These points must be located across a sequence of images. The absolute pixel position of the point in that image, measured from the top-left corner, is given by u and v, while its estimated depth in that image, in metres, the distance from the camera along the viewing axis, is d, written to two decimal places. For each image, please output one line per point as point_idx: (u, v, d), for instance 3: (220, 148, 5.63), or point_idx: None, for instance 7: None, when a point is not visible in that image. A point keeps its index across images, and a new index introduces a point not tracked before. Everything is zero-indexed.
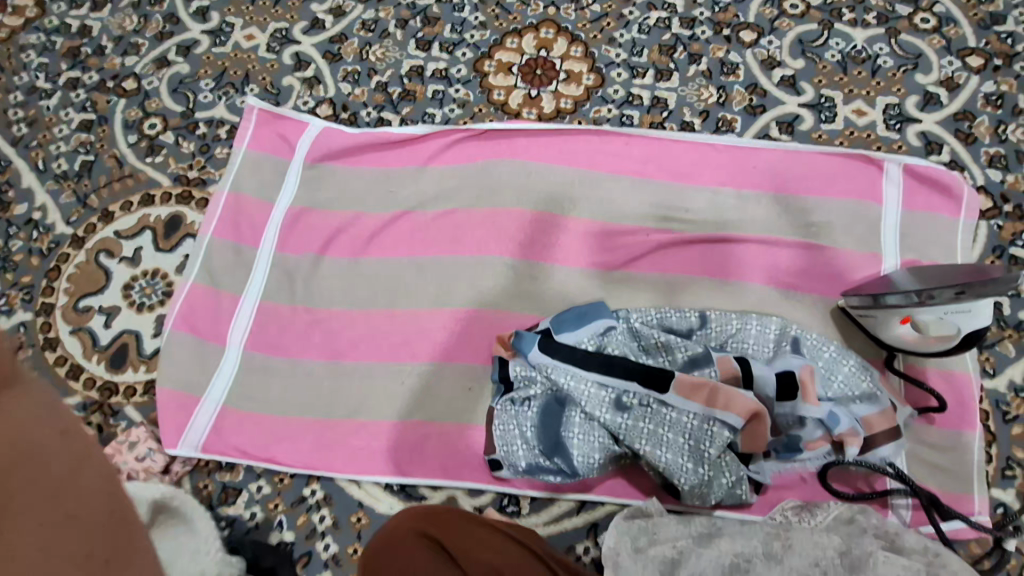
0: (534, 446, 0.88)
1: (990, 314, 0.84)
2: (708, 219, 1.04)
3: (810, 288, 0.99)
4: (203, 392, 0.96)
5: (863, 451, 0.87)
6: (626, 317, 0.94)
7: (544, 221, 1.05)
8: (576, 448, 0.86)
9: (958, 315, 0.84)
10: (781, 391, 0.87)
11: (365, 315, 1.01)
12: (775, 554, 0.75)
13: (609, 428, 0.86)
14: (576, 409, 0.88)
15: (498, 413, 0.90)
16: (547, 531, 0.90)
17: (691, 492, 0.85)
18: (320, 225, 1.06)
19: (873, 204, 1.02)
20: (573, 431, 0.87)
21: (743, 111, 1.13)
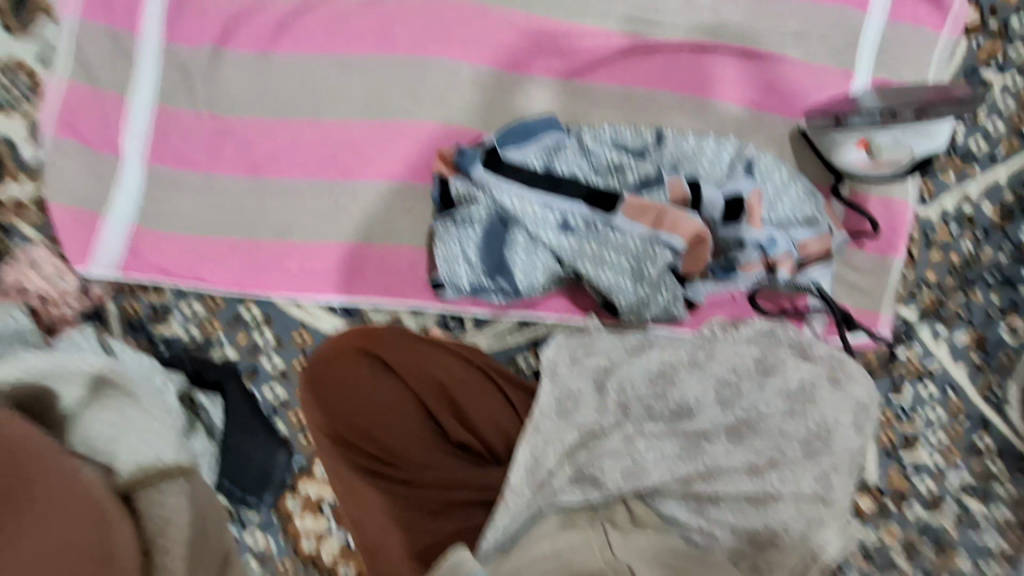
0: (477, 266, 0.85)
1: (944, 138, 0.83)
2: (678, 19, 0.92)
3: (774, 107, 0.93)
4: (107, 208, 0.86)
5: (794, 272, 0.89)
6: (578, 134, 0.87)
7: (492, 16, 0.89)
8: (519, 268, 0.84)
9: (914, 138, 0.82)
10: (727, 213, 0.86)
11: (286, 124, 0.88)
12: (698, 362, 0.82)
13: (554, 249, 0.84)
14: (521, 229, 0.84)
15: (439, 234, 0.85)
16: (491, 346, 0.93)
17: (629, 310, 0.86)
18: (215, 7, 0.87)
19: (857, 11, 0.92)
20: (517, 252, 0.84)
21: None
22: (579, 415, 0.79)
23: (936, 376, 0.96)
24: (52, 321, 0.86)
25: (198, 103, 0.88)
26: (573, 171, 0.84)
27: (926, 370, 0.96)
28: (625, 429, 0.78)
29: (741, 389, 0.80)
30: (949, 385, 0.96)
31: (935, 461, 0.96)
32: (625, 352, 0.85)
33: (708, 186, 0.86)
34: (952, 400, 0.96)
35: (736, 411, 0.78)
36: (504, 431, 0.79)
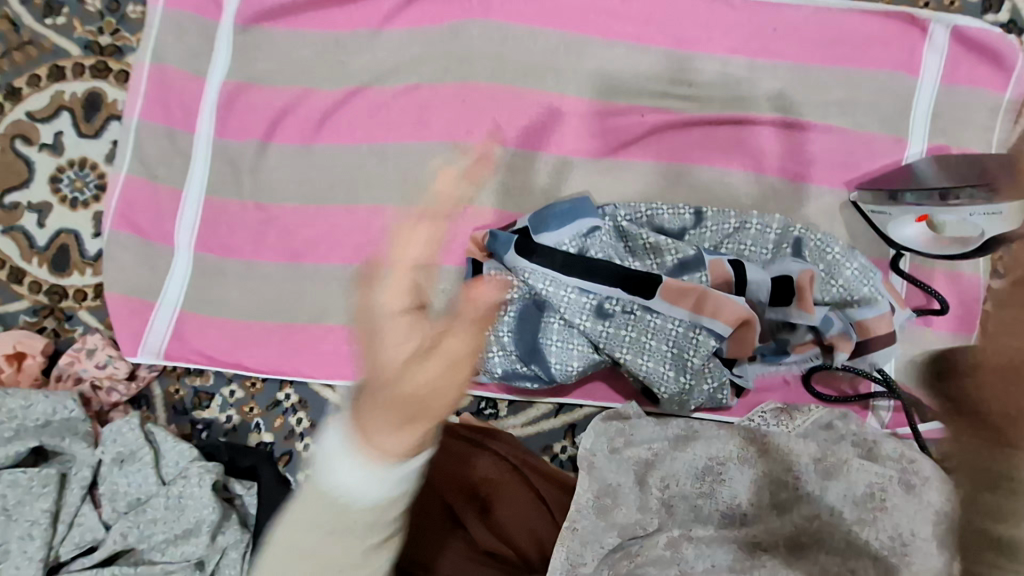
0: (511, 352, 0.83)
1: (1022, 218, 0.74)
2: (714, 94, 0.90)
3: (820, 179, 0.89)
4: (156, 296, 0.89)
5: (852, 356, 0.84)
6: (612, 215, 0.85)
7: (525, 100, 0.90)
8: (553, 354, 0.82)
9: (981, 217, 0.76)
10: (775, 296, 0.81)
11: (324, 211, 0.91)
12: (749, 458, 0.75)
13: (590, 336, 0.81)
14: (555, 315, 0.81)
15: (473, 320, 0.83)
16: (525, 432, 0.90)
17: (671, 398, 0.82)
18: (262, 104, 0.92)
19: (908, 77, 0.88)
20: (552, 338, 0.82)
21: None
22: (620, 513, 0.74)
23: None
24: (102, 407, 0.89)
25: (243, 193, 0.91)
26: (608, 255, 0.82)
27: None
28: (670, 532, 0.72)
29: (799, 491, 0.73)
30: None
31: None
32: (668, 445, 0.79)
33: (753, 266, 0.81)
34: None
35: (795, 517, 0.71)
36: (536, 533, 0.74)
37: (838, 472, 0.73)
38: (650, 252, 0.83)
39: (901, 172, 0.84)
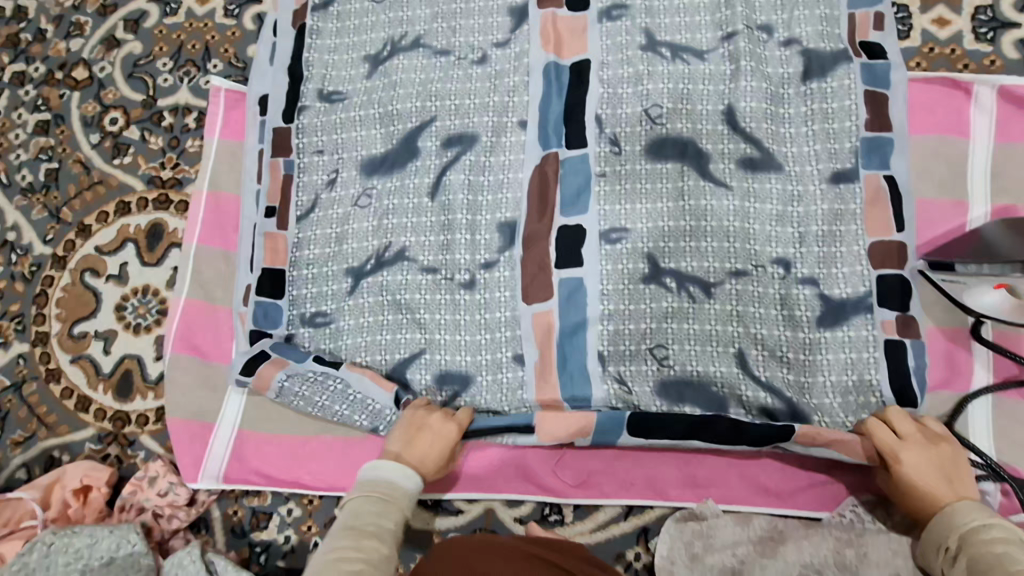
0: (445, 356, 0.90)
1: None
2: (767, 176, 0.87)
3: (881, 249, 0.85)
4: (215, 418, 0.91)
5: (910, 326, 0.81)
6: (432, 359, 0.90)
7: (567, 202, 0.91)
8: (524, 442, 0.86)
9: None
10: (533, 295, 0.89)
11: (370, 329, 0.91)
12: (848, 564, 0.71)
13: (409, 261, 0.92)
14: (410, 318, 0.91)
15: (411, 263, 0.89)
16: (593, 538, 0.86)
17: (494, 320, 0.90)
18: (308, 224, 0.94)
19: (958, 140, 0.85)
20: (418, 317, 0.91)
21: (809, 32, 0.89)
22: None
23: None
24: (164, 536, 0.87)
25: (303, 313, 0.92)
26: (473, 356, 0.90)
27: None
28: None
29: None
30: None
31: None
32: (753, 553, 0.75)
33: (770, 225, 0.87)
34: None
35: None
36: None
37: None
38: (621, 237, 0.89)
39: (896, 249, 0.83)
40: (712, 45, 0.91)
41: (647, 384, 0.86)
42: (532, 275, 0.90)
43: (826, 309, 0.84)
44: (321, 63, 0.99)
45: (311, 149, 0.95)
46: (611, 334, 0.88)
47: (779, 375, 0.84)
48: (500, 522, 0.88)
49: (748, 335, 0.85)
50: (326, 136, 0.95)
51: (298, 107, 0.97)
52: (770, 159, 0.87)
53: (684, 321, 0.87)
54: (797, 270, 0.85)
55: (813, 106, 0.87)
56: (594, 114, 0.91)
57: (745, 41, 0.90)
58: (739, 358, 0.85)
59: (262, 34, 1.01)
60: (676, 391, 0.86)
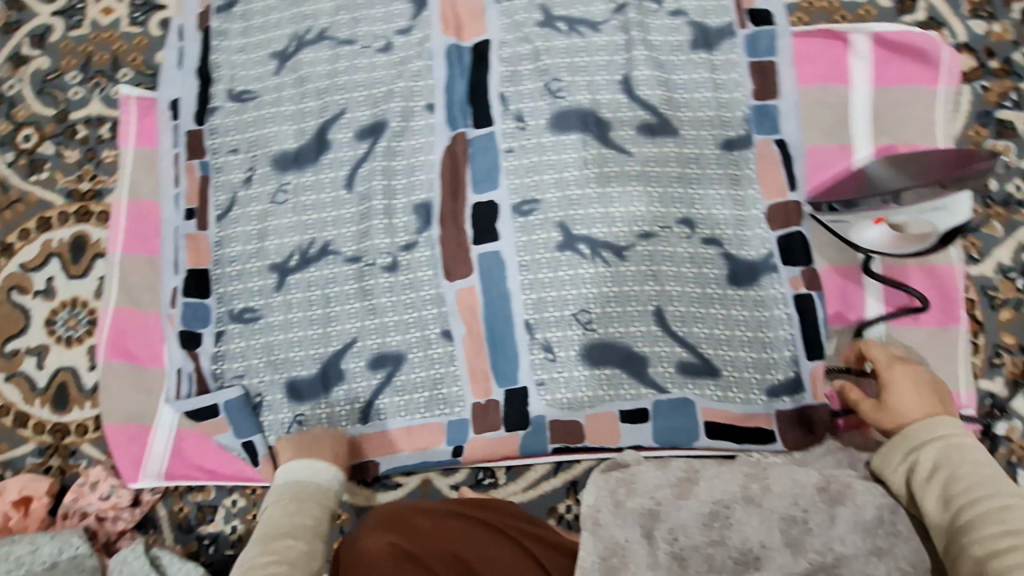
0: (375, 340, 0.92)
1: (966, 209, 0.76)
2: (666, 139, 0.90)
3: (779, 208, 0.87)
4: (152, 419, 0.93)
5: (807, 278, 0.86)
6: (363, 345, 0.92)
7: (478, 179, 0.93)
8: (466, 416, 0.90)
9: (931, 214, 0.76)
10: (453, 271, 0.92)
11: (297, 320, 0.93)
12: (754, 496, 0.74)
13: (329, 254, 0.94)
14: (335, 306, 0.93)
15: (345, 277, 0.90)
16: (527, 497, 0.90)
17: (421, 300, 0.92)
18: (228, 223, 0.95)
19: (841, 87, 0.89)
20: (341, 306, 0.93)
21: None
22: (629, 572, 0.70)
23: None
24: (110, 538, 0.89)
25: (231, 309, 0.94)
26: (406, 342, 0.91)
27: None
28: None
29: (809, 524, 0.70)
30: None
31: None
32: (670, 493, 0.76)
33: (672, 185, 0.89)
34: None
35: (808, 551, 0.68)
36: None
37: (844, 497, 0.72)
38: (533, 208, 0.92)
39: (793, 209, 0.86)
40: (605, 16, 0.93)
41: (572, 348, 0.88)
42: (452, 252, 0.92)
43: (734, 268, 0.87)
44: (229, 64, 1.00)
45: (225, 148, 0.97)
46: (535, 305, 0.90)
47: (696, 331, 0.87)
48: (437, 491, 0.91)
49: (665, 293, 0.88)
50: (239, 135, 0.97)
51: (208, 109, 0.98)
52: (667, 124, 0.90)
53: (601, 284, 0.89)
54: (701, 230, 0.88)
55: (704, 74, 0.90)
56: (497, 93, 0.94)
57: (635, 10, 0.92)
58: (658, 316, 0.88)
59: (167, 39, 1.02)
60: (596, 354, 0.88)
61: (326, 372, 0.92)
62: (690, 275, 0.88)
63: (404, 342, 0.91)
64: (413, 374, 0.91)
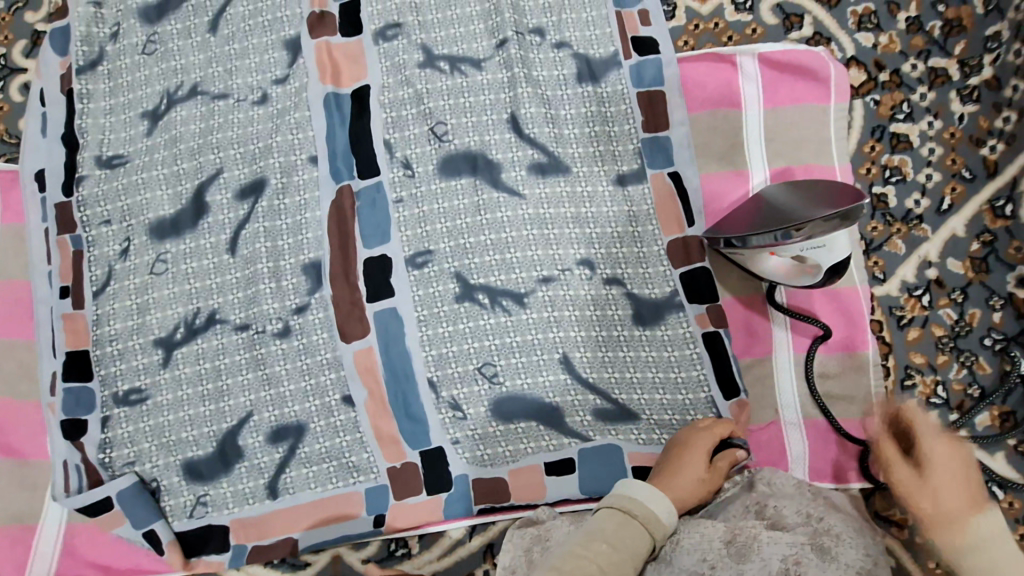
0: (273, 413, 0.86)
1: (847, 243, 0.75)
2: (557, 177, 0.86)
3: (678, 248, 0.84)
4: (38, 518, 0.87)
5: (712, 315, 0.83)
6: (258, 418, 0.86)
7: (367, 233, 0.88)
8: (383, 482, 0.85)
9: (814, 251, 0.74)
10: (347, 333, 0.87)
11: (187, 397, 0.87)
12: (664, 555, 0.70)
13: (217, 323, 0.88)
14: (226, 380, 0.87)
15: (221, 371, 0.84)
16: (442, 564, 0.86)
17: (317, 364, 0.87)
18: (104, 300, 0.90)
19: (734, 111, 0.86)
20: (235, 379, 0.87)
21: (579, 26, 0.89)
22: None
23: None
24: None
25: (115, 392, 0.88)
26: (305, 412, 0.86)
27: None
28: None
29: None
30: (991, 482, 0.79)
31: None
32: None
33: (568, 226, 0.86)
34: (1001, 499, 0.79)
35: None
36: None
37: (751, 551, 0.67)
38: (427, 259, 0.87)
39: (693, 244, 0.84)
40: (488, 53, 0.90)
41: (481, 404, 0.84)
42: (345, 313, 0.87)
43: (638, 307, 0.84)
44: (96, 128, 0.93)
45: (96, 220, 0.91)
46: (438, 363, 0.85)
47: (606, 376, 0.83)
48: (349, 567, 0.86)
49: (569, 339, 0.84)
50: (111, 205, 0.91)
51: (76, 178, 0.92)
52: (558, 162, 0.87)
53: (502, 335, 0.85)
54: (601, 270, 0.85)
55: (591, 109, 0.87)
56: (381, 141, 0.90)
57: (517, 46, 0.89)
58: (565, 364, 0.84)
59: (28, 105, 0.95)
60: (504, 408, 0.84)
61: (222, 452, 0.86)
62: (593, 319, 0.84)
63: (301, 412, 0.86)
64: (315, 446, 0.86)
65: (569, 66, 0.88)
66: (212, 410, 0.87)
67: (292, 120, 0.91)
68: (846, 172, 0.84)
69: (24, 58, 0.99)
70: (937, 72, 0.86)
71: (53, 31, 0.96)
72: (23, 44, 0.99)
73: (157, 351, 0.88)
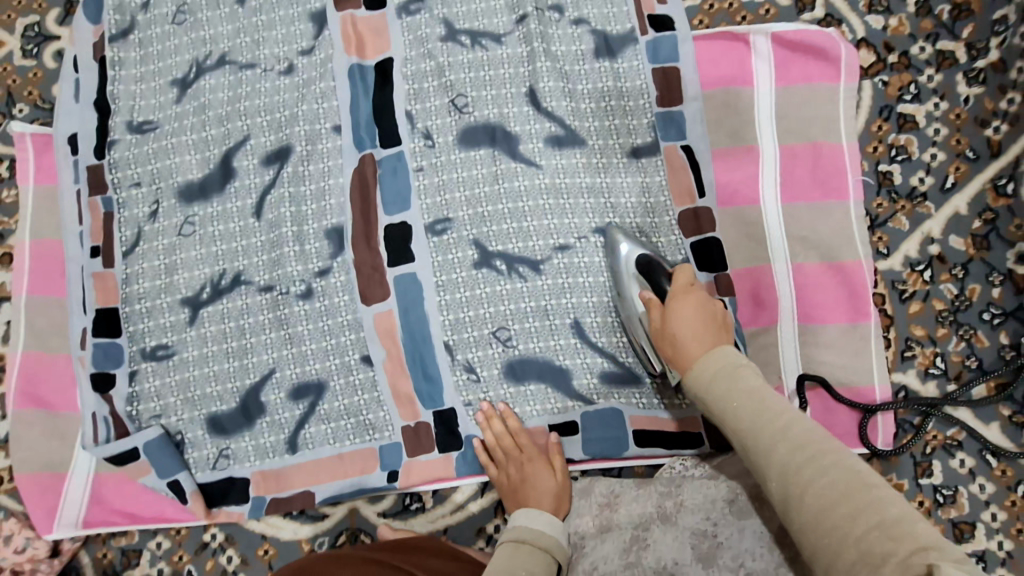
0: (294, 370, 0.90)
1: None
2: (574, 150, 0.89)
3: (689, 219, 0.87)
4: (68, 466, 0.91)
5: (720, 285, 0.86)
6: (280, 376, 0.90)
7: (389, 200, 0.91)
8: (397, 440, 0.88)
9: None
10: (368, 295, 0.90)
11: (212, 355, 0.91)
12: (668, 515, 0.75)
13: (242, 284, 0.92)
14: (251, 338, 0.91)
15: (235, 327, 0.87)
16: (455, 519, 0.89)
17: (338, 325, 0.90)
18: (134, 261, 0.93)
19: (746, 89, 0.89)
20: (259, 338, 0.91)
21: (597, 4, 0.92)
22: None
23: (965, 444, 0.83)
24: None
25: (144, 347, 0.92)
26: (326, 371, 0.89)
27: (951, 440, 0.83)
28: None
29: (719, 538, 0.72)
30: (985, 451, 0.82)
31: (1000, 545, 0.81)
32: (592, 526, 0.79)
33: (583, 197, 0.89)
34: (994, 467, 0.82)
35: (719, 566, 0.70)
36: None
37: (751, 510, 0.73)
38: (445, 227, 0.90)
39: (703, 216, 0.87)
40: (508, 28, 0.92)
41: (494, 367, 0.88)
42: (367, 276, 0.90)
43: None
44: (128, 94, 0.97)
45: (127, 182, 0.94)
46: (455, 326, 0.89)
47: (616, 341, 0.87)
48: (364, 520, 0.90)
49: (581, 305, 0.87)
50: (140, 169, 0.94)
51: (108, 142, 0.95)
52: (573, 135, 0.90)
53: (517, 300, 0.88)
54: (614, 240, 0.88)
55: (607, 84, 0.90)
56: (403, 112, 0.92)
57: (536, 22, 0.91)
58: (576, 329, 0.87)
59: (62, 71, 0.98)
60: (518, 370, 0.87)
61: (245, 408, 0.90)
62: (605, 286, 0.87)
63: (322, 371, 0.89)
64: (335, 403, 0.89)
65: (587, 42, 0.91)
66: (236, 369, 0.90)
67: (317, 90, 0.94)
68: (854, 150, 0.87)
69: (58, 26, 1.02)
70: (944, 54, 0.88)
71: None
72: (56, 12, 1.02)
73: (184, 309, 0.92)
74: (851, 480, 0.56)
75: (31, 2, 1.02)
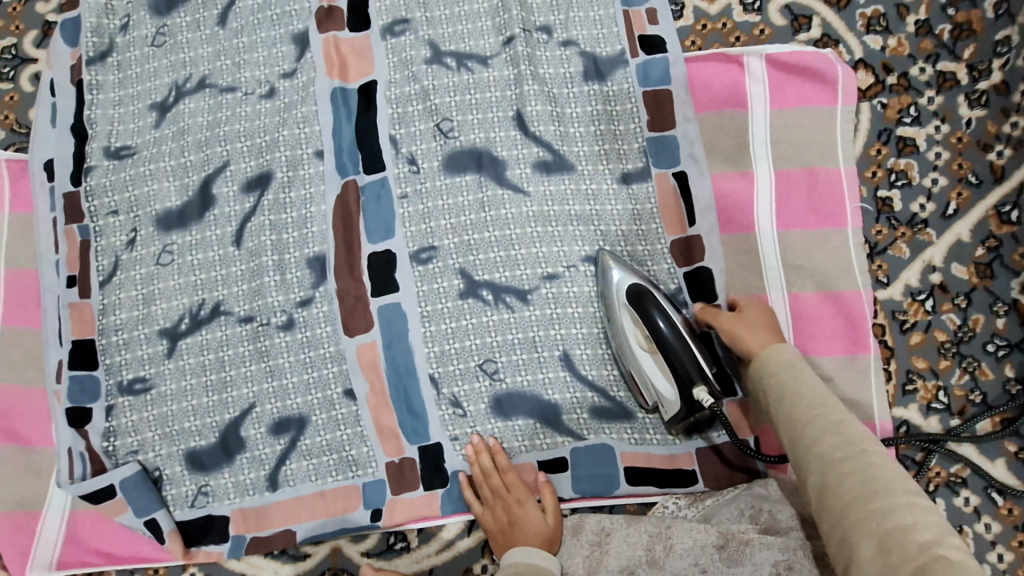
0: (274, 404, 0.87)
1: None
2: (563, 176, 0.87)
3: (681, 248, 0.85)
4: (43, 504, 0.88)
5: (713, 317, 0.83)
6: (261, 410, 0.87)
7: (372, 228, 0.89)
8: (380, 477, 0.85)
9: None
10: (351, 326, 0.87)
11: (191, 388, 0.88)
12: (656, 560, 0.72)
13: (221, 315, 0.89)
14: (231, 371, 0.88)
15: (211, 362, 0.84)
16: (441, 558, 0.86)
17: (320, 357, 0.87)
18: (111, 291, 0.90)
19: (740, 112, 0.86)
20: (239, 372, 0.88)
21: (586, 25, 0.89)
22: None
23: (969, 481, 0.80)
24: None
25: (121, 380, 0.89)
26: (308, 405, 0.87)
27: (954, 477, 0.80)
28: None
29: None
30: (990, 488, 0.79)
31: None
32: (582, 568, 0.76)
33: (572, 225, 0.86)
34: (999, 505, 0.79)
35: None
36: None
37: (742, 557, 0.69)
38: (430, 255, 0.87)
39: (695, 245, 0.84)
40: (495, 50, 0.90)
41: (481, 401, 0.85)
42: (350, 307, 0.87)
43: None
44: (105, 119, 0.94)
45: (104, 210, 0.92)
46: (440, 358, 0.86)
47: (607, 374, 0.84)
48: (347, 559, 0.87)
49: (571, 336, 0.84)
50: (118, 196, 0.92)
51: (85, 168, 0.93)
52: (562, 160, 0.87)
53: (505, 331, 0.85)
54: None
55: (597, 107, 0.87)
56: (387, 137, 0.90)
57: (524, 44, 0.89)
58: (565, 361, 0.84)
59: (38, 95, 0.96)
60: (506, 404, 0.84)
61: (224, 444, 0.87)
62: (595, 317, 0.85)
63: (304, 405, 0.87)
64: (317, 439, 0.86)
65: (576, 64, 0.88)
66: (215, 403, 0.87)
67: (299, 115, 0.91)
68: (852, 175, 0.84)
69: (35, 49, 0.99)
70: (945, 75, 0.85)
71: (64, 22, 0.97)
72: (34, 34, 1.00)
73: (161, 341, 0.89)
74: (869, 486, 0.56)
75: (8, 25, 1.00)
